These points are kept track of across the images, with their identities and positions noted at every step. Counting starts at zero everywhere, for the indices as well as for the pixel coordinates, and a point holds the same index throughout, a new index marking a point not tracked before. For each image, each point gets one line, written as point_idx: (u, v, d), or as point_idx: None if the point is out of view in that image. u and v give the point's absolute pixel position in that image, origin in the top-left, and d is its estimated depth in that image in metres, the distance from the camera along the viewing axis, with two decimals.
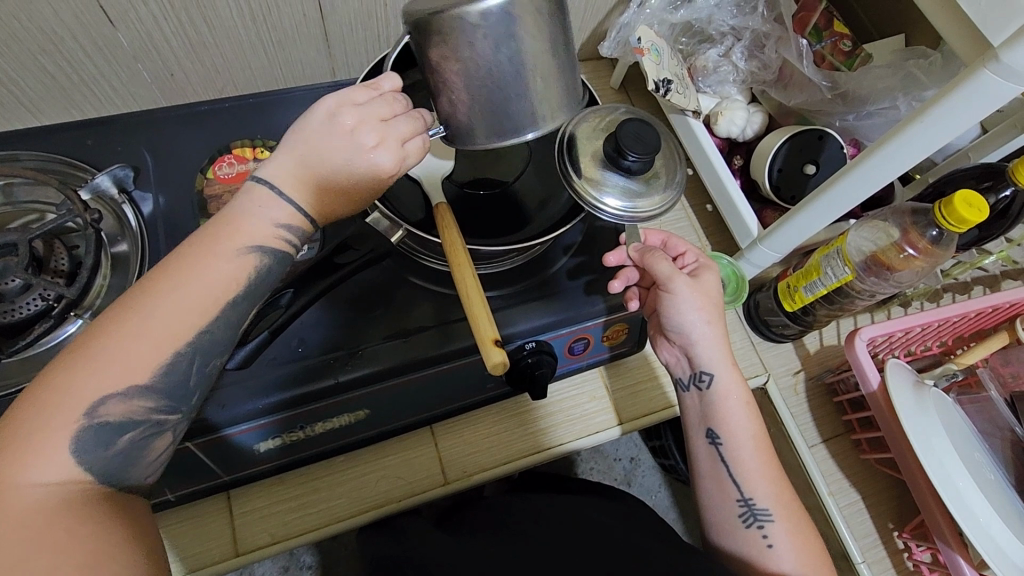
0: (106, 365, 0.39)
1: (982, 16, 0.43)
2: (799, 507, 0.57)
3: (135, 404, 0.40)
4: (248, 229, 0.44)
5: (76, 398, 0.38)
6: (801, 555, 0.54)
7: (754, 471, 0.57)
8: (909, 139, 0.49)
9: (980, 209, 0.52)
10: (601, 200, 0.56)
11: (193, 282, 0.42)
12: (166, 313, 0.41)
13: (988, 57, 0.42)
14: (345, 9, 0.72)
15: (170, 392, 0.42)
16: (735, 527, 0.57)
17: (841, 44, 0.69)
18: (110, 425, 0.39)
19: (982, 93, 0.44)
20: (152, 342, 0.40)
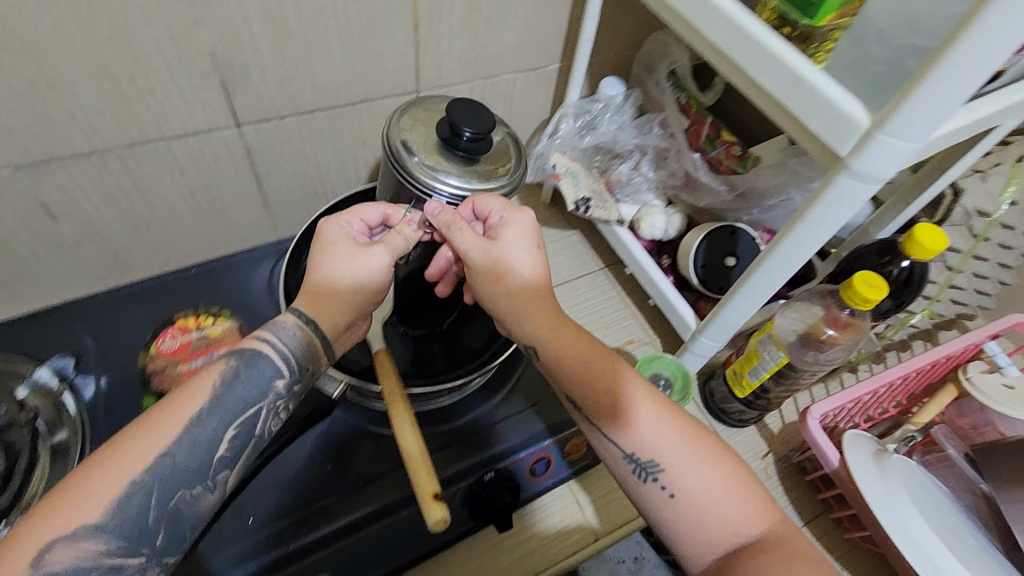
0: (60, 507, 0.41)
1: (826, 132, 0.48)
2: (699, 445, 0.55)
3: (83, 548, 0.40)
4: (243, 343, 0.51)
5: (28, 544, 0.39)
6: (704, 499, 0.52)
7: (621, 417, 0.55)
8: (799, 234, 0.54)
9: (878, 286, 0.56)
10: (439, 179, 0.59)
11: (173, 406, 0.46)
12: (135, 438, 0.44)
13: (843, 165, 0.48)
14: (281, 173, 0.78)
15: (125, 531, 0.42)
16: (635, 486, 0.55)
17: (732, 150, 0.77)
18: (54, 575, 0.39)
19: (845, 192, 0.49)
20: (108, 472, 0.42)
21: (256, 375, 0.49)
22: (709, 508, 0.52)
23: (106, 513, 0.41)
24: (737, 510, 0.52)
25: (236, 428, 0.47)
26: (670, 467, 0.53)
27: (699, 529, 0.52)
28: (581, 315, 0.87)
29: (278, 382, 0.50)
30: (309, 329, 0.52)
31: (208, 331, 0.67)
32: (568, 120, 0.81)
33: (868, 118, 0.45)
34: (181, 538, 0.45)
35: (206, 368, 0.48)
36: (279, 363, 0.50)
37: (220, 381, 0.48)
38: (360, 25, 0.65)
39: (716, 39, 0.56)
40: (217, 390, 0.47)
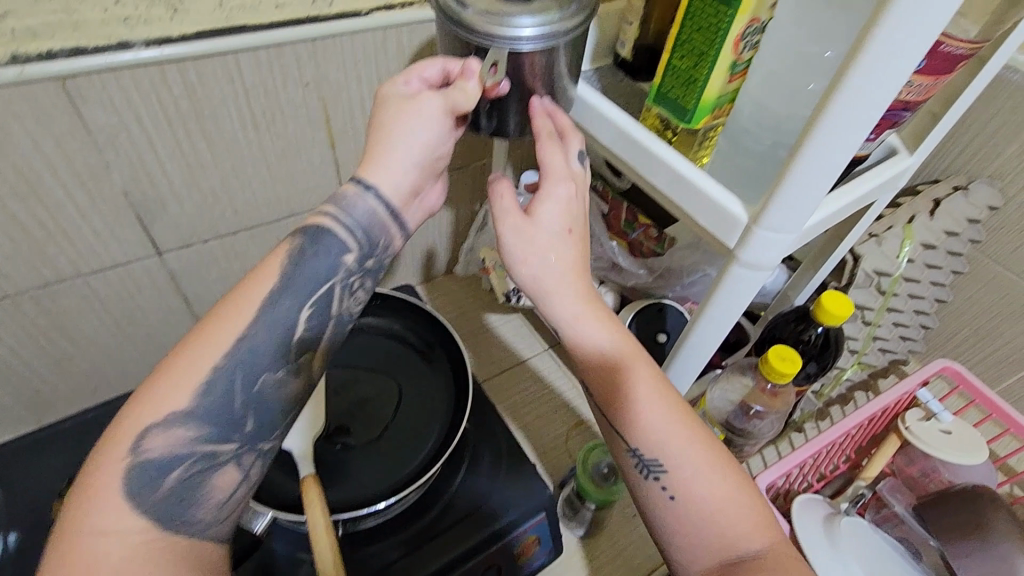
0: (161, 390, 0.44)
1: (713, 226, 0.51)
2: (705, 453, 0.50)
3: (177, 435, 0.43)
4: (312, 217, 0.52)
5: (132, 427, 0.43)
6: (708, 511, 0.49)
7: (631, 401, 0.51)
8: (707, 322, 0.56)
9: (792, 359, 0.58)
10: (515, 24, 0.48)
11: (262, 268, 0.49)
12: (195, 345, 0.45)
13: (733, 256, 0.51)
14: (210, 293, 0.78)
15: (212, 416, 0.45)
16: (635, 484, 0.52)
17: (650, 232, 0.80)
18: (151, 462, 0.42)
19: (740, 282, 0.52)
20: (205, 356, 0.45)
21: (324, 251, 0.51)
22: (711, 521, 0.48)
23: (194, 399, 0.44)
24: (740, 521, 0.48)
25: (310, 309, 0.50)
26: (671, 471, 0.50)
27: (697, 533, 0.49)
28: (528, 402, 0.87)
29: (348, 254, 0.52)
30: (375, 192, 0.53)
31: None
32: (494, 216, 0.87)
33: (746, 214, 0.49)
34: (267, 427, 0.48)
35: (275, 250, 0.50)
36: (348, 237, 0.52)
37: (290, 259, 0.49)
38: (277, 149, 0.68)
39: (608, 143, 0.59)
40: (291, 263, 0.49)
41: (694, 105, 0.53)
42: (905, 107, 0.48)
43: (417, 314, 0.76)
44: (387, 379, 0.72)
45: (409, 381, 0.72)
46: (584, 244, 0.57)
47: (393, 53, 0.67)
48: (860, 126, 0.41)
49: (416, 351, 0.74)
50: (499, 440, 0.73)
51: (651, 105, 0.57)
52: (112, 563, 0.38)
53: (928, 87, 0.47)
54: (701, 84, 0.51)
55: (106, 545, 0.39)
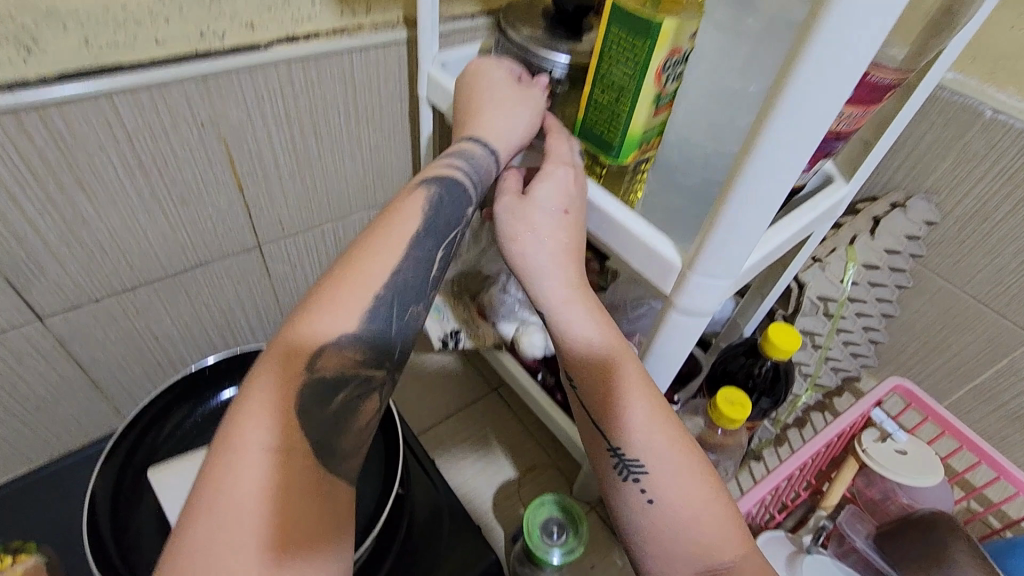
0: (315, 323, 0.41)
1: (646, 270, 0.48)
2: (684, 453, 0.47)
3: (345, 355, 0.41)
4: (437, 168, 0.51)
5: (294, 351, 0.40)
6: (688, 515, 0.45)
7: (621, 403, 0.48)
8: (651, 368, 0.53)
9: (742, 403, 0.55)
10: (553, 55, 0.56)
11: (394, 217, 0.47)
12: (342, 284, 0.42)
13: (669, 302, 0.47)
14: (111, 357, 0.70)
15: (374, 344, 0.42)
16: (612, 483, 0.48)
17: (591, 264, 0.76)
18: (327, 378, 0.40)
19: (679, 328, 0.48)
20: (354, 288, 0.42)
21: (455, 197, 0.50)
22: (689, 532, 0.45)
23: (365, 327, 0.42)
24: (720, 535, 0.45)
25: (443, 251, 0.49)
26: (651, 473, 0.46)
27: (673, 543, 0.45)
28: (473, 450, 0.82)
29: (468, 209, 0.51)
30: (497, 160, 0.53)
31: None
32: None
33: (680, 258, 0.45)
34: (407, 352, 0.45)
35: (409, 193, 0.49)
36: (472, 188, 0.52)
37: (427, 205, 0.49)
38: (174, 196, 0.61)
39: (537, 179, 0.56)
40: (428, 211, 0.48)
41: (621, 141, 0.49)
42: (837, 138, 0.46)
43: None
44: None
45: None
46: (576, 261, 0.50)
47: (301, 86, 0.61)
48: (790, 166, 0.37)
49: None
50: (438, 508, 0.66)
51: (574, 137, 0.54)
52: (259, 487, 0.35)
53: (857, 117, 0.45)
54: (625, 118, 0.48)
55: (277, 478, 0.36)
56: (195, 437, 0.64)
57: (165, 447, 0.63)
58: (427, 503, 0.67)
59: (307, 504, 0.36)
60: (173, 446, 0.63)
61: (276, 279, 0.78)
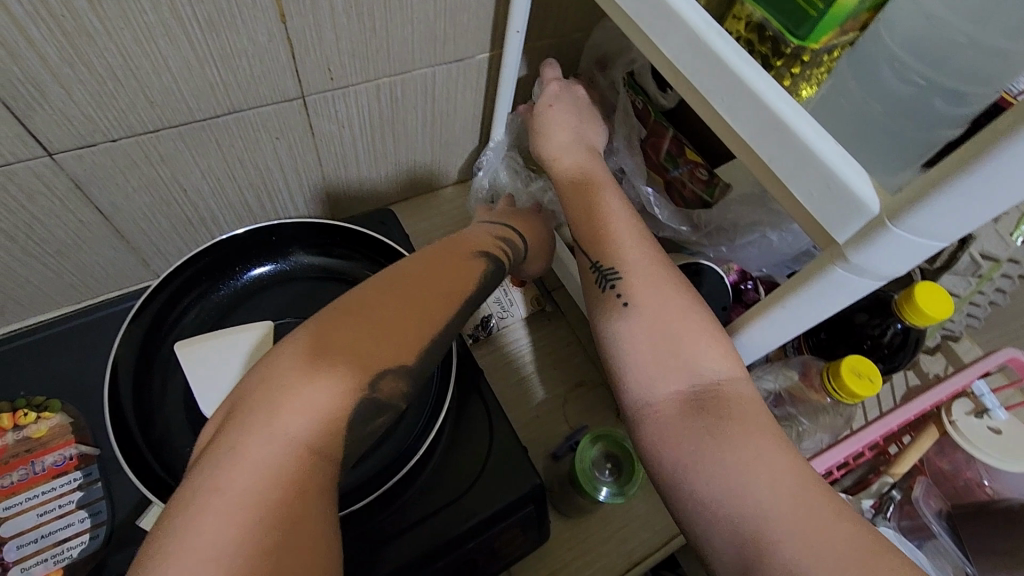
0: (380, 336, 0.40)
1: (819, 208, 0.35)
2: (666, 273, 0.48)
3: (396, 386, 0.40)
4: (483, 232, 0.56)
5: (359, 360, 0.39)
6: (675, 329, 0.45)
7: (609, 236, 0.50)
8: (778, 321, 0.42)
9: (872, 378, 0.45)
10: None
11: (459, 255, 0.50)
12: (419, 303, 0.43)
13: (837, 253, 0.35)
14: (134, 207, 0.62)
15: (416, 375, 0.42)
16: (593, 302, 0.49)
17: (698, 172, 0.62)
18: (368, 402, 0.39)
19: (836, 286, 0.37)
20: (418, 313, 0.43)
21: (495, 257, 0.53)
22: (674, 343, 0.44)
23: (419, 359, 0.42)
24: (707, 351, 0.44)
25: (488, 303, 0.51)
26: (633, 284, 0.47)
27: (657, 355, 0.44)
28: (517, 358, 0.76)
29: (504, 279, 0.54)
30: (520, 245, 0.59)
31: (29, 431, 0.57)
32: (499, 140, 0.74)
33: (880, 205, 0.32)
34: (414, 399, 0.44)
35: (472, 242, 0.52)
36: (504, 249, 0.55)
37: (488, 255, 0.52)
38: (201, 18, 0.48)
39: (672, 57, 0.41)
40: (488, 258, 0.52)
41: (824, 11, 0.36)
42: None
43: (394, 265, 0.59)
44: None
45: None
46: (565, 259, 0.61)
47: None
48: None
49: None
50: (483, 418, 0.61)
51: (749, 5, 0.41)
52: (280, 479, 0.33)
53: None
54: None
55: (309, 470, 0.35)
56: (225, 315, 0.56)
57: (192, 318, 0.55)
58: (470, 415, 0.62)
59: (319, 502, 0.34)
60: (199, 322, 0.55)
61: (320, 139, 0.66)
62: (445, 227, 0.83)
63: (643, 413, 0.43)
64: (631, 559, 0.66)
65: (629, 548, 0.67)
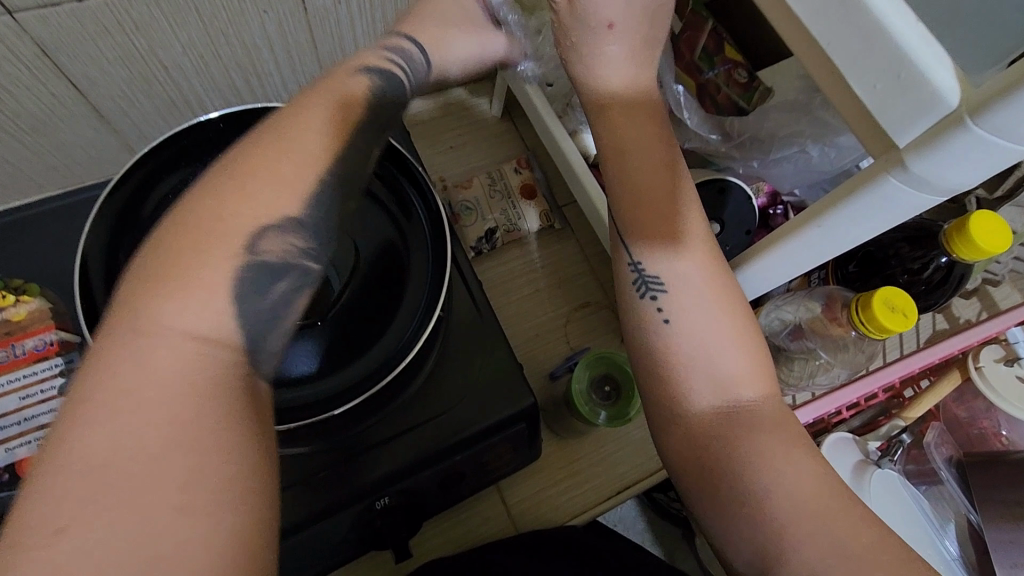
0: (243, 186, 0.35)
1: (877, 105, 0.29)
2: (711, 276, 0.43)
3: (289, 241, 0.35)
4: (368, 57, 0.45)
5: (230, 225, 0.33)
6: (712, 345, 0.42)
7: (651, 216, 0.44)
8: (813, 241, 0.38)
9: (907, 313, 0.40)
10: None
11: (336, 89, 0.41)
12: (274, 141, 0.36)
13: (893, 160, 0.30)
14: (111, 82, 0.57)
15: (318, 232, 0.36)
16: (626, 301, 0.44)
17: (737, 73, 0.55)
18: (266, 265, 0.34)
19: (886, 199, 0.31)
20: (299, 162, 0.36)
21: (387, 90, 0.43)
22: (711, 357, 0.41)
23: (313, 208, 0.36)
24: (743, 367, 0.41)
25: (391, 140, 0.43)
26: (674, 295, 0.43)
27: (692, 379, 0.41)
28: (520, 274, 0.72)
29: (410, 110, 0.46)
30: (432, 71, 0.49)
31: (8, 314, 0.55)
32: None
33: (959, 97, 0.26)
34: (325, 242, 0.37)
35: (352, 74, 0.42)
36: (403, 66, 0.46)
37: (375, 90, 0.43)
38: None
39: None
40: (379, 97, 0.43)
41: None
42: None
43: (388, 163, 0.56)
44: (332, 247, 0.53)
45: (367, 253, 0.54)
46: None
47: None
48: None
49: (388, 214, 0.55)
50: (474, 323, 0.59)
51: None
52: (175, 383, 0.29)
53: None
54: None
55: (194, 352, 0.31)
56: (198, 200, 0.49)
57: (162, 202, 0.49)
58: (466, 323, 0.58)
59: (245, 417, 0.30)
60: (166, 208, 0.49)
61: (313, 15, 0.59)
62: (452, 128, 0.78)
63: (666, 424, 0.42)
64: (622, 481, 0.66)
65: (620, 470, 0.66)
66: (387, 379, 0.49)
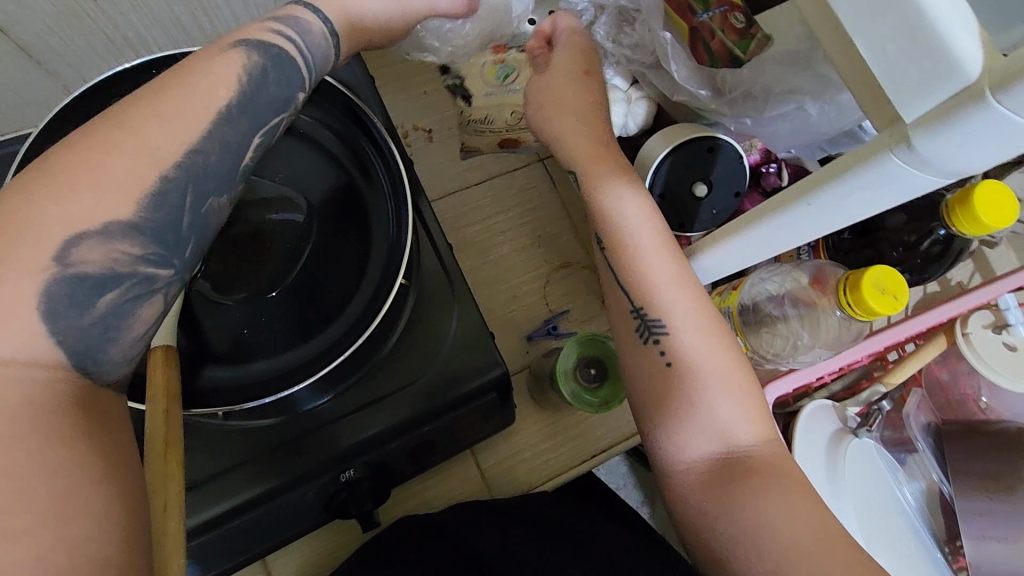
0: (57, 178, 0.33)
1: (887, 74, 0.25)
2: (710, 327, 0.43)
3: (115, 248, 0.34)
4: (248, 31, 0.40)
5: (40, 234, 0.32)
6: (717, 390, 0.41)
7: (646, 259, 0.44)
8: (794, 218, 0.34)
9: (896, 295, 0.38)
10: None
11: (199, 80, 0.37)
12: (110, 134, 0.35)
13: (895, 136, 0.26)
14: (33, 21, 0.50)
15: (159, 235, 0.35)
16: (629, 345, 0.44)
17: (733, 16, 0.49)
18: (87, 276, 0.33)
19: (881, 179, 0.28)
20: (124, 160, 0.35)
21: (274, 82, 0.40)
22: (707, 415, 0.40)
23: (142, 208, 0.35)
24: (746, 416, 0.40)
25: (263, 137, 0.39)
26: (677, 337, 0.42)
27: (692, 428, 0.40)
28: (497, 233, 0.69)
29: (299, 96, 0.41)
30: (337, 48, 0.44)
31: None
32: None
33: (982, 67, 0.22)
34: (171, 245, 0.35)
35: (219, 53, 0.38)
36: (294, 55, 0.41)
37: (244, 77, 0.38)
38: None
39: None
40: (247, 86, 0.39)
41: None
42: None
43: (342, 116, 0.51)
44: (282, 207, 0.48)
45: (325, 216, 0.50)
46: (601, 126, 0.50)
47: None
48: None
49: (348, 174, 0.51)
50: (444, 287, 0.56)
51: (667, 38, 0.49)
52: None
53: None
54: None
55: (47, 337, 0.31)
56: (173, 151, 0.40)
57: None
58: (439, 290, 0.56)
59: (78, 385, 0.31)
60: None
61: None
62: (429, 74, 0.72)
63: (665, 474, 0.41)
64: (598, 445, 0.65)
65: (595, 436, 0.65)
66: (346, 354, 0.46)
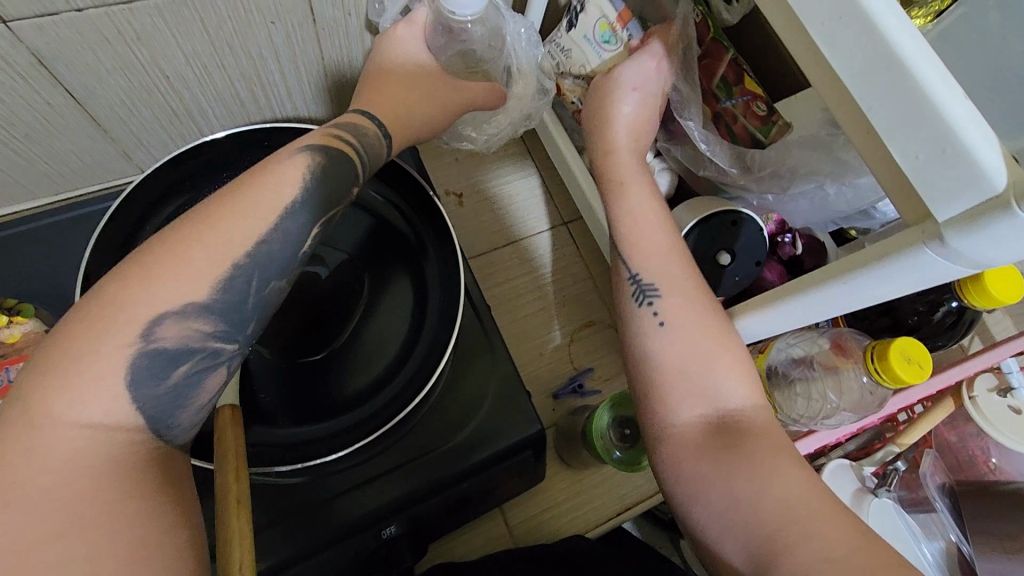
0: (144, 270, 0.33)
1: (923, 180, 0.29)
2: (697, 294, 0.46)
3: (191, 326, 0.33)
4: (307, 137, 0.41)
5: (123, 316, 0.32)
6: (706, 358, 0.43)
7: (645, 232, 0.48)
8: (832, 295, 0.37)
9: (920, 365, 0.42)
10: None
11: (267, 177, 0.37)
12: (191, 228, 0.35)
13: (929, 232, 0.30)
14: (108, 95, 0.54)
15: (227, 314, 0.34)
16: (624, 309, 0.47)
17: (754, 105, 0.55)
18: (165, 351, 0.33)
19: (916, 268, 0.31)
20: (203, 251, 0.34)
21: (337, 177, 0.40)
22: (700, 372, 0.42)
23: (217, 292, 0.34)
24: (734, 380, 0.42)
25: (321, 226, 0.39)
26: (673, 303, 0.45)
27: (679, 384, 0.42)
28: (524, 292, 0.72)
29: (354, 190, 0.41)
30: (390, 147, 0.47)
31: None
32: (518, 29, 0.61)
33: (1007, 181, 0.26)
34: (235, 324, 0.35)
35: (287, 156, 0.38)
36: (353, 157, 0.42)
37: (310, 174, 0.38)
38: None
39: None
40: (310, 184, 0.38)
41: None
42: None
43: (405, 194, 0.54)
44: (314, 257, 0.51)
45: (374, 277, 0.53)
46: (634, 137, 0.53)
47: None
48: None
49: (402, 241, 0.54)
50: (481, 346, 0.58)
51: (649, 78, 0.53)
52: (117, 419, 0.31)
53: None
54: None
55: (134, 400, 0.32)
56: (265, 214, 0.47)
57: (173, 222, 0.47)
58: (476, 349, 0.58)
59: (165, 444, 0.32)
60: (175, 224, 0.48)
61: (323, 28, 0.57)
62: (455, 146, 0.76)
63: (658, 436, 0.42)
64: (623, 503, 0.66)
65: (621, 493, 0.66)
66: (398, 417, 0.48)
